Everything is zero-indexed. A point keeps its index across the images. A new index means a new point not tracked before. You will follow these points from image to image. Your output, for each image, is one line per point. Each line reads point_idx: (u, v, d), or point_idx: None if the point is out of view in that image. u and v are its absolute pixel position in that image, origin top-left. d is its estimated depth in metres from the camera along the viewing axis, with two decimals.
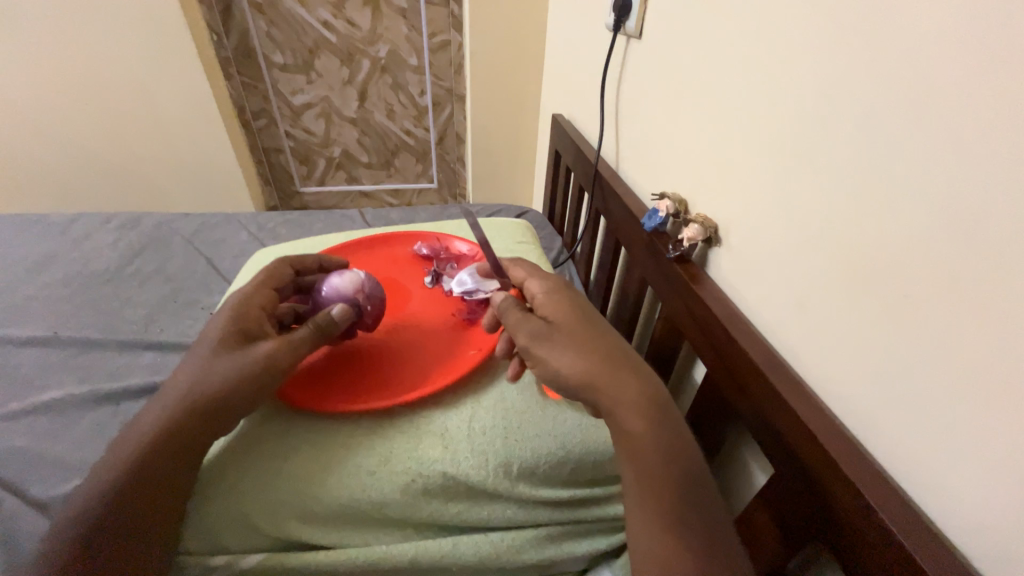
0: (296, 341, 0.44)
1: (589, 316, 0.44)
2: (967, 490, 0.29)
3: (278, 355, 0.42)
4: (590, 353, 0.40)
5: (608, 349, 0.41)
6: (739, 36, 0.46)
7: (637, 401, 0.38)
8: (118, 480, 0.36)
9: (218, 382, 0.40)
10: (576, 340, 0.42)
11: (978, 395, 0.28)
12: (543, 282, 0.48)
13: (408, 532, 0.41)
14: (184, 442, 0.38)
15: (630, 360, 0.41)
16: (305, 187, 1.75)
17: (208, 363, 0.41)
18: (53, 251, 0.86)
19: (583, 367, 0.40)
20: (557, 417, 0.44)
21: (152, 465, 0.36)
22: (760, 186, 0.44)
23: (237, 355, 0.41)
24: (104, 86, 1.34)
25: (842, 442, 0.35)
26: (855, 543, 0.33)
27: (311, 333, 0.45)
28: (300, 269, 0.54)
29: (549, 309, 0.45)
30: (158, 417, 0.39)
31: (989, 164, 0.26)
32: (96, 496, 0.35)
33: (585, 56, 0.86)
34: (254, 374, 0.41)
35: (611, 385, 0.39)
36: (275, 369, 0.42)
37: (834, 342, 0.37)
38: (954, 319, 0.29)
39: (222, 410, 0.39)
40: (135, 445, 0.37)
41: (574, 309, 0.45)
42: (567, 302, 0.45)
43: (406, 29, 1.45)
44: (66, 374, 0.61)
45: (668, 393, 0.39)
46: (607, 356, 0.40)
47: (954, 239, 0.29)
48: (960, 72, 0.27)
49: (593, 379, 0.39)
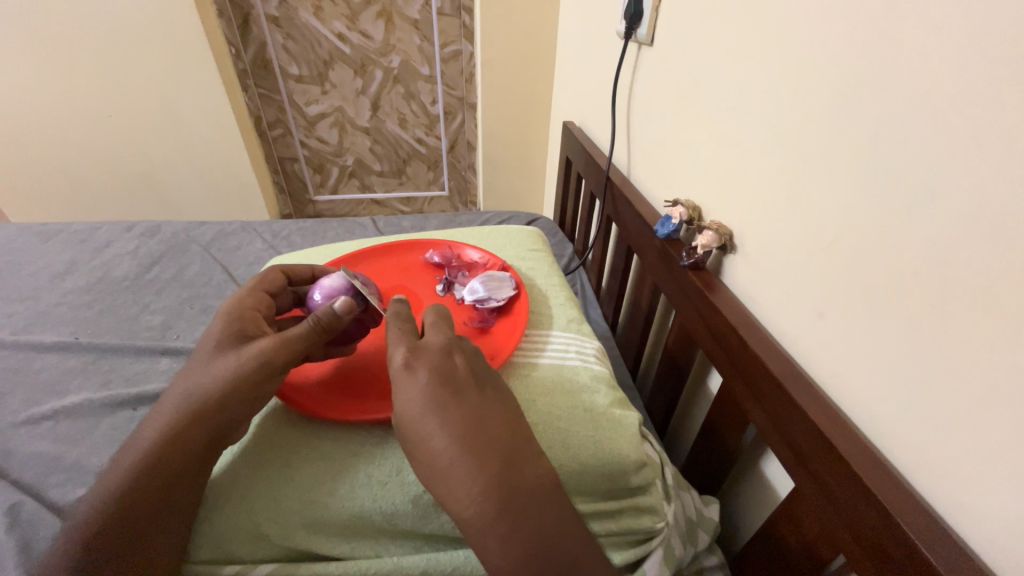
0: (293, 338, 0.43)
1: (430, 403, 0.36)
2: (994, 506, 0.27)
3: (273, 353, 0.42)
4: (429, 458, 0.35)
5: (444, 451, 0.34)
6: (752, 41, 0.45)
7: (472, 520, 0.33)
8: (125, 483, 0.36)
9: (214, 384, 0.40)
10: (415, 437, 0.36)
11: (1005, 406, 0.27)
12: (394, 356, 0.40)
13: (419, 544, 0.40)
14: (191, 450, 0.38)
15: (466, 463, 0.34)
16: (319, 195, 1.78)
17: (206, 366, 0.41)
18: (75, 259, 0.88)
19: (426, 473, 0.35)
20: (570, 430, 0.42)
21: (157, 468, 0.37)
22: (774, 192, 0.43)
23: (233, 356, 0.42)
24: (125, 98, 1.38)
25: (865, 452, 0.34)
26: (879, 558, 0.32)
27: (309, 329, 0.43)
28: (294, 277, 0.54)
29: (397, 392, 0.38)
30: (160, 422, 0.39)
31: (1006, 165, 0.26)
32: (104, 499, 0.36)
33: (596, 62, 0.86)
34: (249, 374, 0.41)
35: (445, 497, 0.34)
36: (269, 368, 0.41)
37: (854, 353, 0.36)
38: (976, 326, 0.28)
39: (218, 411, 0.39)
40: (142, 449, 0.38)
41: (414, 396, 0.37)
42: (407, 387, 0.37)
43: (418, 40, 1.48)
44: (84, 379, 0.62)
45: (516, 505, 0.33)
46: (442, 462, 0.34)
47: (981, 243, 0.27)
48: (984, 73, 0.26)
49: (436, 487, 0.35)
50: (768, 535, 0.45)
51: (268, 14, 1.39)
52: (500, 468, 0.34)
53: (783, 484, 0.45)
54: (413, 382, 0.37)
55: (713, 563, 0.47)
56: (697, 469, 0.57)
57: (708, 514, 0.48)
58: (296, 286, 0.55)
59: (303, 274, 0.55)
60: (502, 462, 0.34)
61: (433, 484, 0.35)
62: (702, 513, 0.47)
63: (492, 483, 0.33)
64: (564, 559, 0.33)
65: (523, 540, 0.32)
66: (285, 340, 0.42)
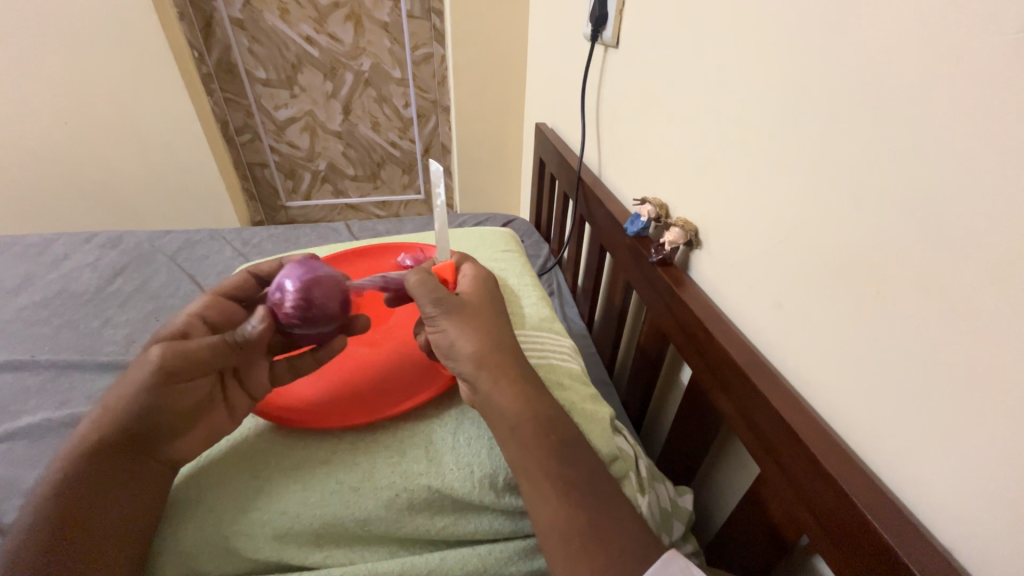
0: (193, 351, 0.40)
1: (494, 309, 0.45)
2: (942, 480, 0.29)
3: (168, 363, 0.39)
4: (490, 342, 0.42)
5: (487, 336, 0.42)
6: (711, 44, 0.46)
7: (505, 412, 0.39)
8: (69, 493, 0.35)
9: (122, 393, 0.39)
10: (483, 327, 0.43)
11: (946, 387, 0.28)
12: (477, 276, 0.48)
13: (395, 549, 0.39)
14: (117, 451, 0.38)
15: (509, 365, 0.41)
16: (291, 202, 1.74)
17: (125, 372, 0.41)
18: (31, 273, 0.84)
19: (482, 351, 0.41)
20: (551, 365, 0.49)
21: (94, 468, 0.37)
22: (734, 189, 0.45)
23: (138, 363, 0.40)
24: (83, 102, 1.33)
25: (823, 436, 0.35)
26: (837, 535, 0.33)
27: (213, 344, 0.41)
28: (262, 275, 0.52)
29: (475, 295, 0.46)
30: (86, 428, 0.38)
31: (941, 161, 0.28)
32: (46, 502, 0.35)
33: (565, 64, 0.88)
34: (145, 383, 0.39)
35: (489, 384, 0.40)
36: (161, 378, 0.39)
37: (810, 341, 0.38)
38: (919, 312, 0.30)
39: (126, 420, 0.38)
40: (79, 449, 0.37)
41: (488, 300, 0.46)
42: (484, 291, 0.47)
43: (389, 43, 1.47)
44: (42, 399, 0.59)
45: (521, 414, 0.39)
46: (481, 334, 0.42)
47: (918, 235, 0.29)
48: (917, 73, 0.28)
49: (487, 364, 0.41)
50: (738, 520, 0.46)
51: (232, 16, 1.36)
52: (510, 378, 0.40)
53: (752, 469, 0.47)
54: (493, 297, 0.47)
55: (689, 551, 0.48)
56: (669, 461, 0.58)
57: (682, 504, 0.49)
58: (266, 282, 0.53)
59: (271, 272, 0.53)
60: (519, 373, 0.41)
61: (482, 361, 0.41)
62: (677, 502, 0.48)
63: (503, 384, 0.40)
64: (554, 456, 0.37)
65: (529, 438, 0.38)
66: (187, 349, 0.40)
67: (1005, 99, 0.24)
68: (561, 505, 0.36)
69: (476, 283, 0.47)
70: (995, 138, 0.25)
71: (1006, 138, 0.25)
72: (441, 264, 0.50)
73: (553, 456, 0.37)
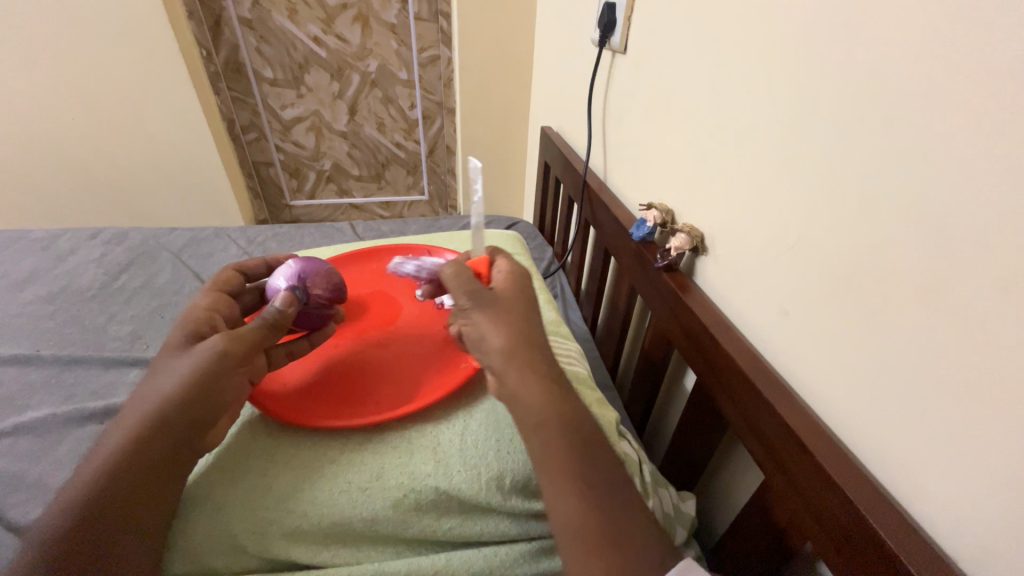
0: (247, 334, 0.43)
1: (525, 302, 0.45)
2: (950, 491, 0.29)
3: (229, 350, 0.41)
4: (519, 335, 0.42)
5: (516, 330, 0.42)
6: (719, 52, 0.47)
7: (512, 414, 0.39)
8: (93, 490, 0.34)
9: (173, 386, 0.39)
10: (512, 320, 0.43)
11: (952, 397, 0.29)
12: (510, 268, 0.48)
13: (401, 549, 0.39)
14: (154, 453, 0.37)
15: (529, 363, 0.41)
16: (295, 201, 1.74)
17: (166, 366, 0.41)
18: (36, 268, 0.84)
19: (509, 343, 0.41)
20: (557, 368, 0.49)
21: (126, 470, 0.35)
22: (741, 197, 0.45)
23: (187, 356, 0.41)
24: (90, 98, 1.34)
25: (829, 445, 0.35)
26: (844, 544, 0.33)
27: (262, 326, 0.44)
28: (247, 274, 0.55)
29: (507, 288, 0.46)
30: (125, 428, 0.37)
31: (949, 173, 0.28)
32: (74, 503, 0.34)
33: (572, 69, 0.88)
34: (204, 372, 0.40)
35: (515, 379, 0.40)
36: (224, 365, 0.41)
37: (816, 349, 0.38)
38: (926, 323, 0.30)
39: (170, 415, 0.38)
40: (114, 451, 0.36)
41: (520, 292, 0.45)
42: (517, 283, 0.46)
43: (395, 44, 1.47)
44: (46, 394, 0.59)
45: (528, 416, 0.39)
46: (512, 327, 0.42)
47: (925, 245, 0.29)
48: (926, 86, 0.29)
49: (514, 356, 0.41)
50: (741, 526, 0.46)
51: (241, 16, 1.36)
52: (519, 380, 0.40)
53: (756, 475, 0.47)
54: (526, 288, 0.46)
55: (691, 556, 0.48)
56: (672, 465, 0.58)
57: (685, 509, 0.49)
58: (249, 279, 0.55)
59: (255, 270, 0.56)
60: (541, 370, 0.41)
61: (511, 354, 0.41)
62: (680, 507, 0.48)
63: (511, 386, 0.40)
64: (559, 459, 0.37)
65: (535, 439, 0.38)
66: (241, 334, 0.43)
67: (1014, 113, 0.25)
68: (566, 507, 0.36)
69: (509, 276, 0.47)
70: (999, 155, 0.25)
71: (1011, 153, 0.25)
72: (476, 259, 0.50)
73: (558, 460, 0.38)
